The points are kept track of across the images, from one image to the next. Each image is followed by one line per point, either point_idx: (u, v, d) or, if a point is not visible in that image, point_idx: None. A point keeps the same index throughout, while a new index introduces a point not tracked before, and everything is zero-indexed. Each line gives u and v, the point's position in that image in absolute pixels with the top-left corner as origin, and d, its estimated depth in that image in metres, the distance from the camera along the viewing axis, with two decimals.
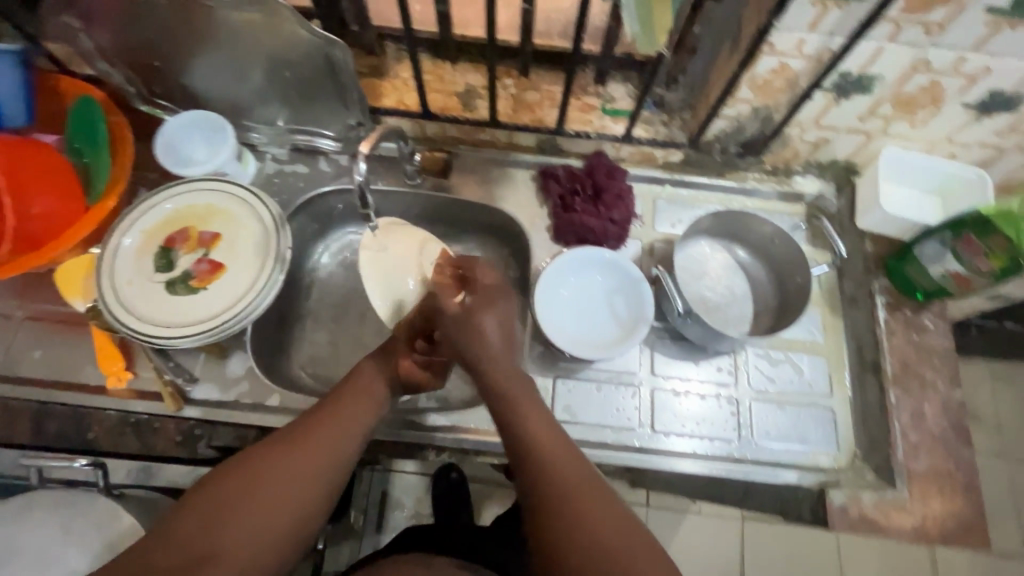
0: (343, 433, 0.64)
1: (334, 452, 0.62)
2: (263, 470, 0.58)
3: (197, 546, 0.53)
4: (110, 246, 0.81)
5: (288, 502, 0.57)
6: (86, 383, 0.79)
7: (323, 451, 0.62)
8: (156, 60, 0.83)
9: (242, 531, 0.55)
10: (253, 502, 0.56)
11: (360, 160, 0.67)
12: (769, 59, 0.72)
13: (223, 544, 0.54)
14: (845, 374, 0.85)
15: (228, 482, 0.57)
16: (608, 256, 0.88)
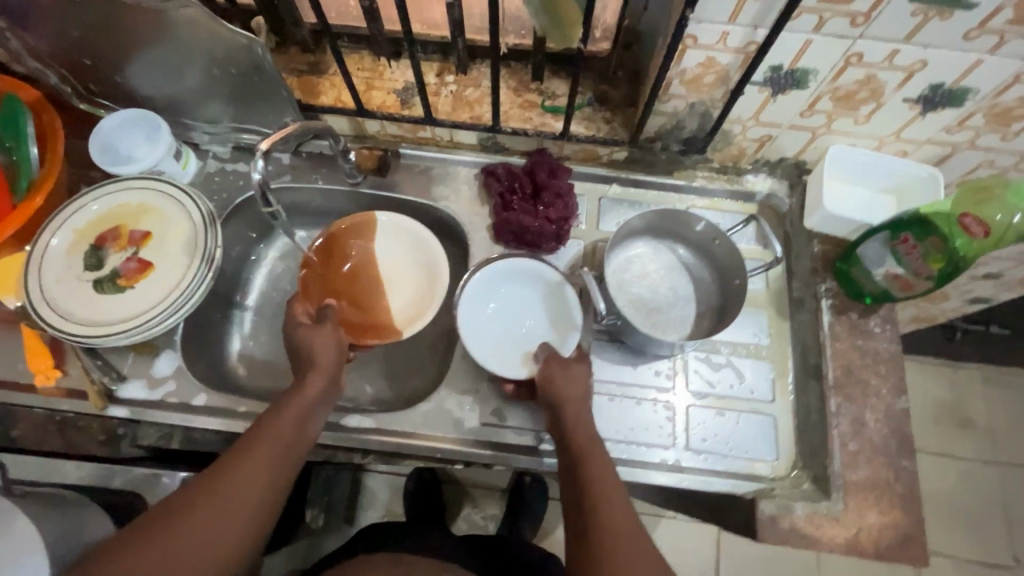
0: (264, 469, 0.62)
1: (255, 494, 0.60)
2: (217, 485, 0.59)
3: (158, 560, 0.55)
4: (39, 246, 0.81)
5: (241, 513, 0.59)
6: (14, 381, 0.80)
7: (243, 495, 0.60)
8: (87, 58, 0.83)
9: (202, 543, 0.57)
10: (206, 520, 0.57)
11: (257, 156, 0.67)
12: (695, 52, 0.70)
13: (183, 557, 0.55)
14: (789, 380, 0.82)
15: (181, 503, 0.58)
16: (528, 267, 0.85)
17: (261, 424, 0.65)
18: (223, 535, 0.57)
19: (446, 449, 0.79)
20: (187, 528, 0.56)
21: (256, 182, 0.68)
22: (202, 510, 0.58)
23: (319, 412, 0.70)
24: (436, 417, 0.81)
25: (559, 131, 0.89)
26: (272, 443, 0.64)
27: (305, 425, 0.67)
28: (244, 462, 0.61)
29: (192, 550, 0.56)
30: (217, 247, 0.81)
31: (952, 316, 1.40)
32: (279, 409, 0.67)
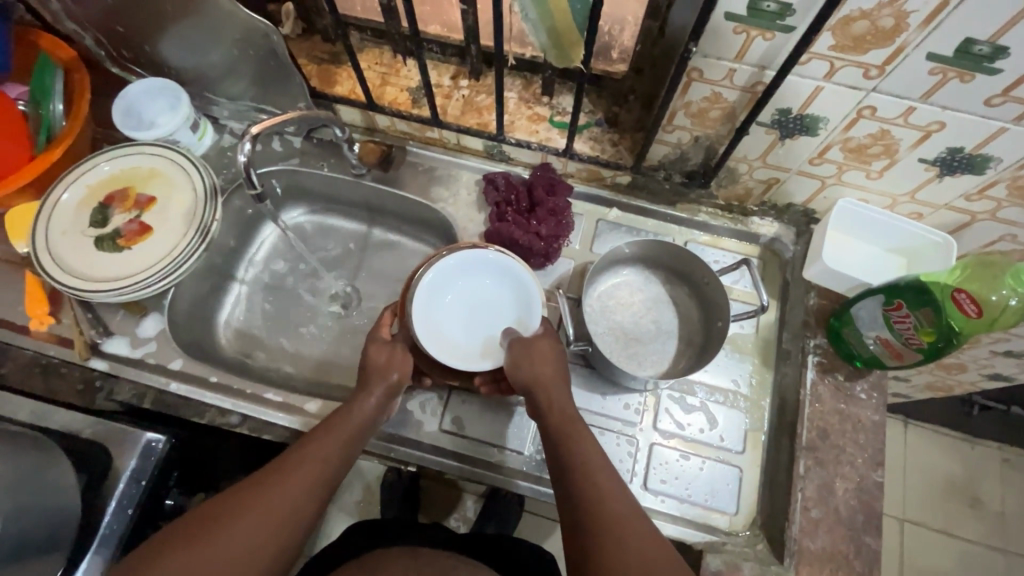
0: (307, 482, 0.62)
1: (296, 505, 0.60)
2: (262, 485, 0.60)
3: (202, 546, 0.54)
4: (50, 198, 0.85)
5: (281, 508, 0.59)
6: (12, 321, 0.84)
7: (282, 503, 0.59)
8: (120, 26, 0.86)
9: (240, 532, 0.56)
10: (247, 513, 0.57)
11: (245, 141, 0.70)
12: (701, 86, 0.68)
13: (222, 545, 0.55)
14: (763, 433, 0.81)
15: (227, 501, 0.58)
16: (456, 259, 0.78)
17: (309, 440, 0.66)
18: (258, 542, 0.56)
19: (401, 449, 0.80)
20: (223, 532, 0.56)
21: (241, 163, 0.72)
22: (240, 516, 0.57)
23: (366, 434, 0.70)
24: (398, 416, 0.82)
25: (562, 147, 0.89)
26: (316, 457, 0.64)
27: (350, 444, 0.67)
28: (285, 472, 0.61)
29: (236, 548, 0.55)
30: (214, 221, 0.84)
31: (970, 390, 1.32)
32: (329, 427, 0.68)
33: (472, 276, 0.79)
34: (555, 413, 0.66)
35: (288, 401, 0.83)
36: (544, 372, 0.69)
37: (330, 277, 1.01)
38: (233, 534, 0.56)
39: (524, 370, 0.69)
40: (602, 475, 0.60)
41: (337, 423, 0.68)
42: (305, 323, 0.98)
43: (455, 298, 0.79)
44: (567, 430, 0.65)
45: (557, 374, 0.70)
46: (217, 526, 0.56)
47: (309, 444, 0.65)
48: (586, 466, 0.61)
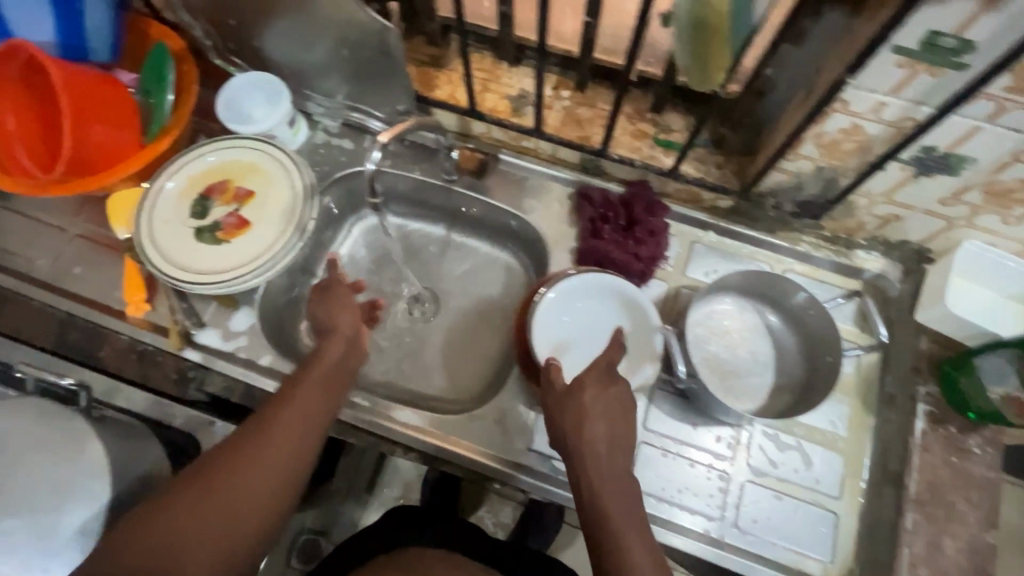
0: (302, 431, 0.64)
1: (294, 453, 0.62)
2: (279, 432, 0.63)
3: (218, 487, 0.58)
4: (155, 186, 0.86)
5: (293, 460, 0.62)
6: (109, 305, 0.85)
7: (277, 447, 0.61)
8: (233, 19, 0.87)
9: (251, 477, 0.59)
10: (266, 461, 0.60)
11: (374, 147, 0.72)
12: (841, 118, 0.65)
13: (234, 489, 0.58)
14: (862, 481, 0.77)
15: (247, 443, 0.61)
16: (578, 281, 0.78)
17: (288, 385, 0.67)
18: (272, 485, 0.60)
19: (489, 464, 0.79)
20: (246, 473, 0.59)
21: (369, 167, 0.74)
22: (254, 461, 0.60)
23: (336, 376, 0.70)
24: (483, 430, 0.80)
25: (668, 167, 0.86)
26: (300, 404, 0.65)
27: (328, 390, 0.68)
28: (282, 419, 0.63)
29: (247, 493, 0.59)
30: (310, 222, 0.84)
31: None
32: (309, 375, 0.68)
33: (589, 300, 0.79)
34: (571, 444, 0.62)
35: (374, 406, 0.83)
36: (582, 399, 0.62)
37: (410, 280, 1.00)
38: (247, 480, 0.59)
39: (568, 403, 0.63)
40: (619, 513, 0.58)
41: (308, 369, 0.69)
42: (385, 326, 0.97)
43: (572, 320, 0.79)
44: (586, 460, 0.60)
45: (586, 395, 0.63)
46: (233, 469, 0.59)
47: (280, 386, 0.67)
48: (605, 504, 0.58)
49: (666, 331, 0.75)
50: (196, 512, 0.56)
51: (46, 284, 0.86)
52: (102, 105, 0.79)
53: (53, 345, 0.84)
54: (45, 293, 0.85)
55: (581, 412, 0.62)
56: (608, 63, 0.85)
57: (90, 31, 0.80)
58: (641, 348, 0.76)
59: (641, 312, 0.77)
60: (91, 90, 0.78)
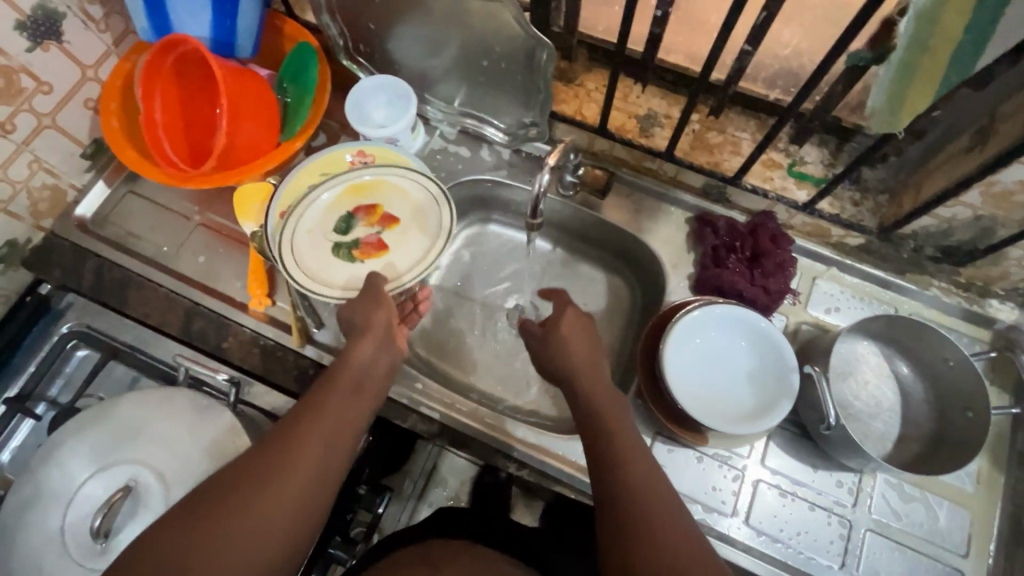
0: (327, 440, 0.60)
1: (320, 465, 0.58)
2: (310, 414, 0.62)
3: (267, 466, 0.56)
4: (286, 181, 0.88)
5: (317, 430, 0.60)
6: (234, 298, 0.88)
7: (310, 461, 0.58)
8: (371, 23, 0.87)
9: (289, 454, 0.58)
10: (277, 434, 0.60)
11: (546, 171, 0.67)
12: (1020, 169, 0.63)
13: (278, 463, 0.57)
14: (991, 542, 0.75)
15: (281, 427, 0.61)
16: (722, 310, 0.76)
17: (319, 392, 0.64)
18: (317, 462, 0.58)
19: None
20: (290, 447, 0.58)
21: (534, 195, 0.68)
22: (279, 471, 0.56)
23: (367, 388, 0.67)
24: None
25: (804, 202, 0.84)
26: (331, 414, 0.62)
27: (356, 397, 0.66)
28: (312, 428, 0.60)
29: (296, 469, 0.57)
30: (444, 251, 0.84)
31: None
32: (334, 378, 0.66)
33: (724, 329, 0.77)
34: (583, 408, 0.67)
35: (490, 421, 0.81)
36: (575, 352, 0.71)
37: (511, 290, 1.00)
38: (292, 457, 0.57)
39: (560, 357, 0.71)
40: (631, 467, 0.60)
41: (337, 375, 0.66)
42: (487, 335, 0.97)
43: (702, 343, 0.78)
44: (600, 421, 0.65)
45: (594, 357, 0.71)
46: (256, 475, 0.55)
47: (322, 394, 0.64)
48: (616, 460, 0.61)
49: (812, 371, 0.72)
50: (237, 490, 0.54)
51: (173, 271, 0.89)
52: (255, 103, 0.81)
53: (177, 332, 0.86)
54: (174, 281, 0.88)
55: (579, 371, 0.69)
56: (752, 92, 0.84)
57: (241, 29, 0.82)
58: (772, 390, 0.74)
59: (776, 352, 0.74)
60: (247, 87, 0.80)
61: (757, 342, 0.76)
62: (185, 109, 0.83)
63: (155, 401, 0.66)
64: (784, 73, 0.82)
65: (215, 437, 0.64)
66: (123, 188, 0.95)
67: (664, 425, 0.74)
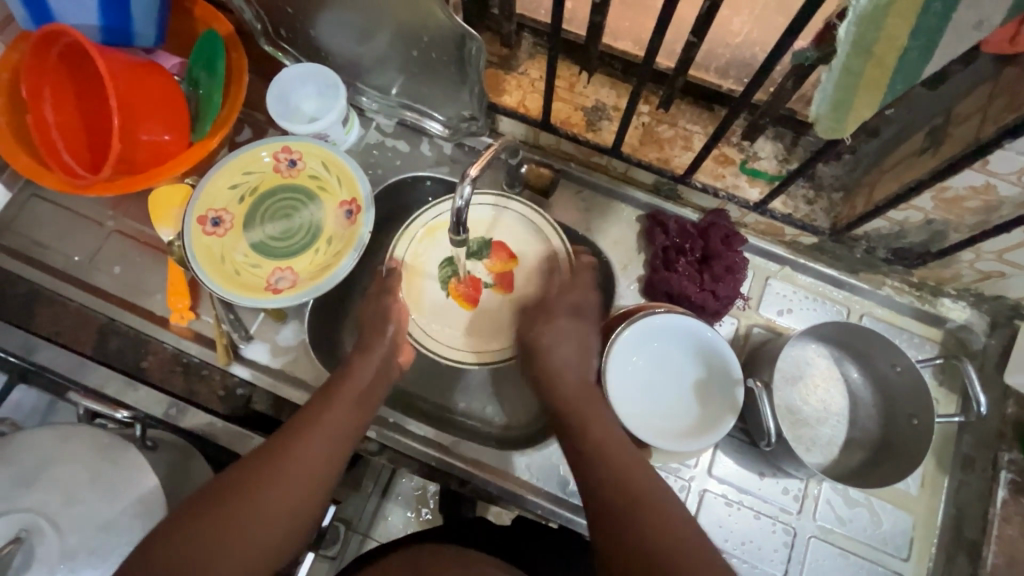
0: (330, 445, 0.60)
1: (322, 473, 0.58)
2: (320, 412, 0.62)
3: (277, 463, 0.57)
4: (204, 181, 0.81)
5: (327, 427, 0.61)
6: (153, 312, 0.81)
7: (313, 467, 0.58)
8: (289, 7, 0.77)
9: (302, 454, 0.58)
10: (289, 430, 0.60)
11: (465, 183, 0.62)
12: (973, 175, 0.59)
13: (290, 462, 0.57)
14: (932, 542, 0.75)
15: (293, 422, 0.61)
16: (662, 320, 0.73)
17: (328, 388, 0.65)
18: (323, 464, 0.59)
19: (549, 506, 0.76)
20: (302, 446, 0.59)
21: (456, 207, 0.64)
22: (284, 480, 0.56)
23: (374, 392, 0.67)
24: (543, 467, 0.77)
25: (754, 201, 0.80)
26: (336, 420, 0.62)
27: (362, 404, 0.65)
28: (315, 433, 0.60)
29: (304, 472, 0.57)
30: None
31: None
32: (338, 386, 0.65)
33: (664, 337, 0.75)
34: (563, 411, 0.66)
35: (430, 439, 0.78)
36: (562, 351, 0.71)
37: None
38: (303, 458, 0.58)
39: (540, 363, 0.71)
40: (621, 447, 0.60)
41: (340, 385, 0.65)
42: None
43: (642, 358, 0.75)
44: (579, 418, 0.64)
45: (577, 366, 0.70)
46: (261, 487, 0.55)
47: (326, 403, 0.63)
48: (604, 444, 0.60)
49: (754, 384, 0.70)
50: (251, 488, 0.55)
51: (84, 284, 0.82)
52: (155, 101, 0.73)
53: (93, 350, 0.81)
54: (85, 295, 0.81)
55: (559, 375, 0.69)
56: (704, 82, 0.79)
57: (136, 15, 0.73)
58: (716, 400, 0.73)
59: (722, 361, 0.73)
60: (144, 84, 0.72)
61: (698, 348, 0.75)
62: (81, 107, 0.75)
63: (50, 442, 0.63)
64: (737, 63, 0.77)
65: (116, 479, 0.63)
66: (27, 191, 0.86)
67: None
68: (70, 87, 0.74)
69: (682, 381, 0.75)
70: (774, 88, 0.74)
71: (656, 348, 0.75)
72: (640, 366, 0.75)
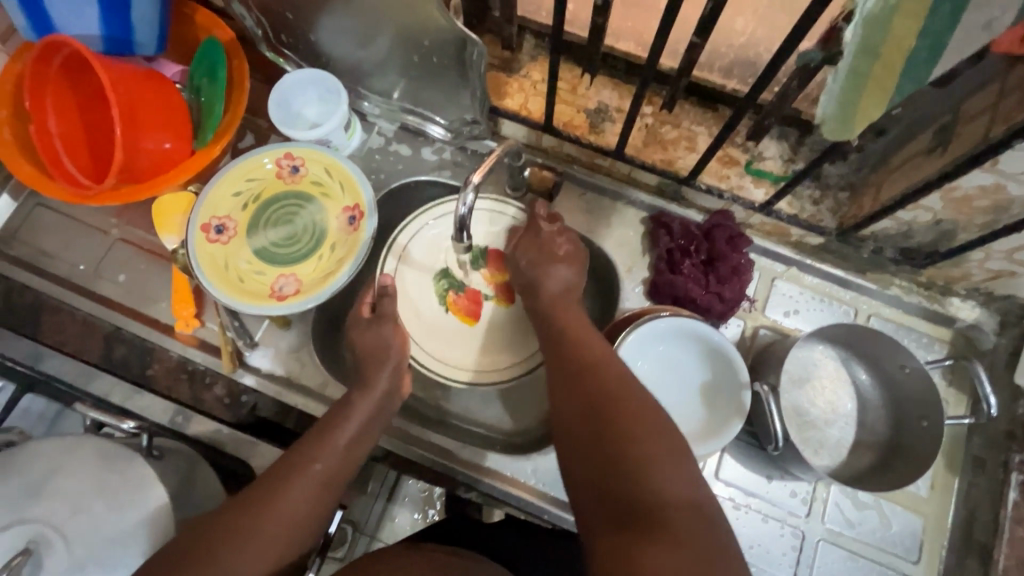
0: (310, 500, 0.58)
1: (309, 519, 0.57)
2: (314, 454, 0.60)
3: (268, 508, 0.55)
4: (205, 190, 0.81)
5: (320, 470, 0.59)
6: (158, 320, 0.81)
7: (291, 517, 0.56)
8: (289, 12, 0.77)
9: (294, 499, 0.57)
10: (282, 470, 0.58)
11: (469, 189, 0.62)
12: (982, 175, 0.59)
13: (283, 505, 0.56)
14: (942, 545, 0.75)
15: (286, 462, 0.59)
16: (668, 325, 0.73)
17: (327, 423, 0.63)
18: (313, 507, 0.58)
19: (554, 511, 0.76)
20: (293, 490, 0.57)
21: (458, 213, 0.64)
22: (256, 536, 0.53)
23: (365, 438, 0.64)
24: (550, 472, 0.77)
25: (759, 201, 0.80)
26: (320, 472, 0.59)
27: (350, 451, 0.62)
28: (294, 489, 0.57)
29: (292, 518, 0.56)
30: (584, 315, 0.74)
31: None
32: (326, 433, 0.62)
33: (668, 343, 0.75)
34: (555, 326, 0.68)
35: (436, 445, 0.78)
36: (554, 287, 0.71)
37: None
38: (294, 503, 0.57)
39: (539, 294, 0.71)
40: (608, 374, 0.59)
41: (330, 431, 0.62)
42: None
43: (647, 364, 0.75)
44: (568, 338, 0.65)
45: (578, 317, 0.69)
46: (226, 544, 0.52)
47: (311, 454, 0.60)
48: (590, 360, 0.61)
49: (761, 388, 0.70)
50: (236, 531, 0.53)
51: (89, 292, 0.82)
52: (158, 110, 0.73)
53: (99, 358, 0.81)
54: (91, 304, 0.82)
55: (553, 313, 0.69)
56: (706, 82, 0.79)
57: (136, 23, 0.73)
58: (723, 404, 0.73)
59: (728, 364, 0.72)
60: (144, 91, 0.72)
61: (702, 352, 0.74)
62: (84, 117, 0.75)
63: (57, 452, 0.64)
64: (740, 63, 0.76)
65: (122, 489, 0.63)
66: (32, 201, 0.86)
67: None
68: (72, 98, 0.74)
69: (684, 391, 0.74)
70: (778, 88, 0.73)
71: (660, 353, 0.75)
72: (644, 373, 0.75)
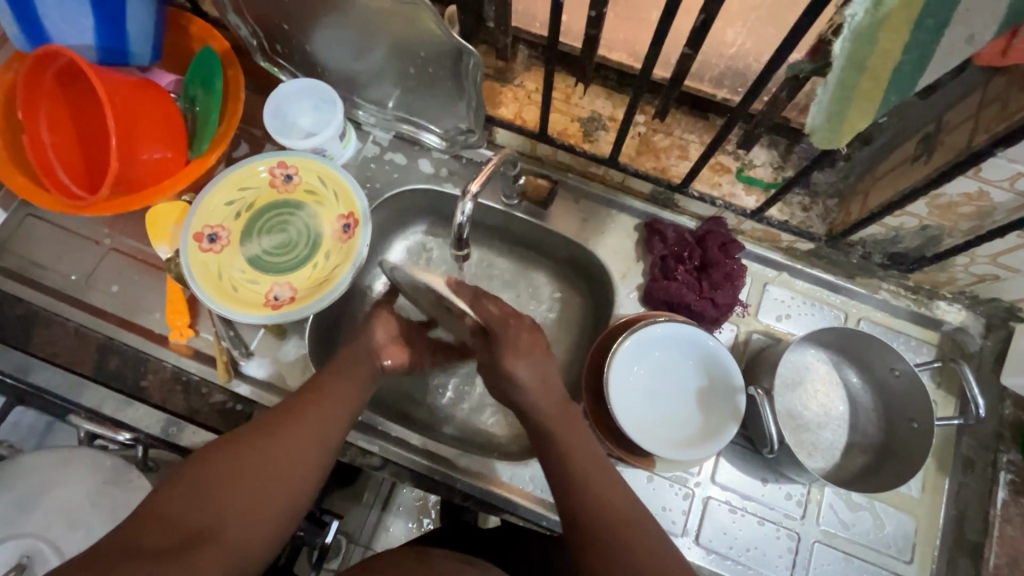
0: (334, 420, 0.62)
1: (301, 466, 0.57)
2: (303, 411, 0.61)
3: (259, 453, 0.56)
4: (200, 198, 0.81)
5: (311, 424, 0.60)
6: (152, 330, 0.81)
7: (286, 461, 0.57)
8: (285, 23, 0.77)
9: (284, 446, 0.57)
10: (275, 423, 0.59)
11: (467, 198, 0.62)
12: (967, 181, 0.61)
13: (273, 450, 0.57)
14: (936, 546, 0.75)
15: (278, 417, 0.60)
16: (659, 330, 0.74)
17: (318, 384, 0.66)
18: (306, 456, 0.58)
19: (553, 518, 0.76)
20: (285, 435, 0.58)
21: (456, 223, 0.65)
22: (250, 480, 0.54)
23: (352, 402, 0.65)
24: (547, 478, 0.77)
25: (751, 209, 0.81)
26: (311, 429, 0.60)
27: (340, 412, 0.63)
28: (314, 411, 0.61)
29: (283, 465, 0.56)
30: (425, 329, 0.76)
31: None
32: (336, 371, 0.67)
33: (663, 349, 0.76)
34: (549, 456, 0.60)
35: (434, 453, 0.78)
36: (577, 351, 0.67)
37: None
38: (284, 449, 0.57)
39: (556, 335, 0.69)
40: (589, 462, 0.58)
41: (319, 393, 0.64)
42: None
43: (641, 369, 0.76)
44: (578, 483, 0.56)
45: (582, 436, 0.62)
46: (254, 449, 0.56)
47: (301, 414, 0.61)
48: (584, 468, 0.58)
49: (755, 392, 0.71)
50: (233, 472, 0.54)
51: (80, 302, 0.82)
52: (153, 119, 0.73)
53: (91, 370, 0.80)
54: (81, 314, 0.81)
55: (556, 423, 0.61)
56: (698, 92, 0.80)
57: (130, 33, 0.73)
58: (720, 407, 0.74)
59: (722, 367, 0.73)
60: (142, 101, 0.72)
61: (694, 357, 0.75)
62: (77, 127, 0.75)
63: (49, 466, 0.64)
64: (731, 73, 0.78)
65: (117, 500, 0.63)
66: (23, 211, 0.85)
67: (611, 449, 0.71)
68: (67, 107, 0.74)
69: (677, 400, 0.75)
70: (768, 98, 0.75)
71: (651, 360, 0.76)
72: (637, 382, 0.75)
